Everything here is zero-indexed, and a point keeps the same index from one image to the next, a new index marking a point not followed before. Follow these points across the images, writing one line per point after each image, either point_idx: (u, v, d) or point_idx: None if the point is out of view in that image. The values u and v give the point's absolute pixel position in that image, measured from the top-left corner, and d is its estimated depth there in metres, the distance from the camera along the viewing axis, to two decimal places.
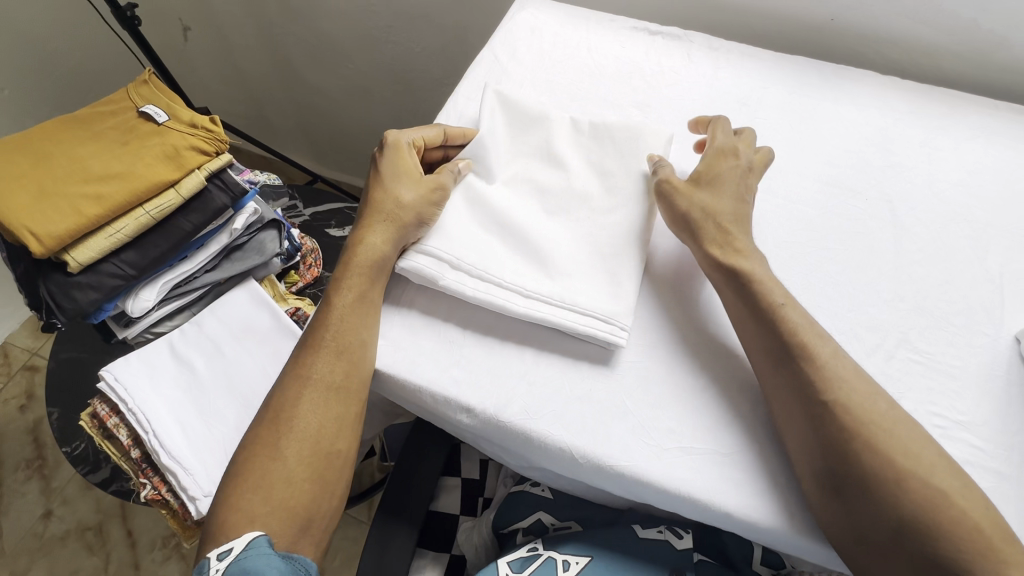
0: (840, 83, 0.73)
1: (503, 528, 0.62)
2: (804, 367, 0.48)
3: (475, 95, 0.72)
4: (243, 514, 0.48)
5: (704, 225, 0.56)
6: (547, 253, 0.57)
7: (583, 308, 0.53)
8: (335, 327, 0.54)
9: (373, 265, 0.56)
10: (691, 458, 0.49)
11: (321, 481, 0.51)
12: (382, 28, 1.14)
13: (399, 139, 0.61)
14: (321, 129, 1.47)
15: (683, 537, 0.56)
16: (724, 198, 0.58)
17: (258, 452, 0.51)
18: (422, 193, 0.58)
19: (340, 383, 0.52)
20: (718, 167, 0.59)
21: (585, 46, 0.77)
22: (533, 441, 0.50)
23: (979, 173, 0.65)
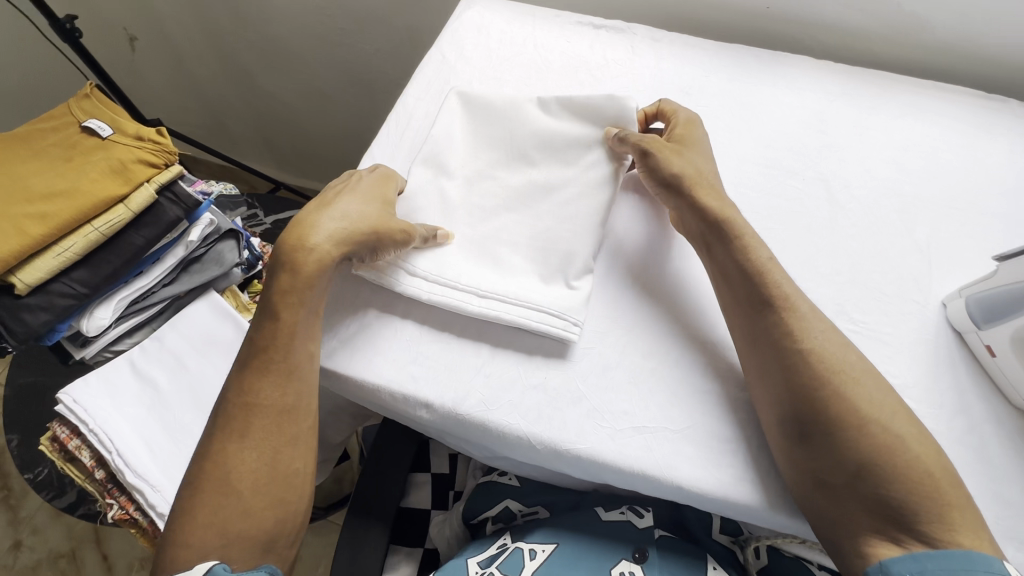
0: (778, 69, 0.76)
1: (472, 518, 0.64)
2: (779, 315, 0.50)
3: (424, 95, 0.73)
4: (201, 548, 0.47)
5: (690, 185, 0.57)
6: (504, 256, 0.58)
7: (535, 304, 0.55)
8: (280, 347, 0.52)
9: (319, 276, 0.52)
10: (644, 437, 0.50)
11: (282, 505, 0.51)
12: (333, 31, 1.14)
13: (390, 172, 0.60)
14: (281, 136, 1.45)
15: (644, 516, 0.58)
16: (699, 159, 0.60)
17: (207, 484, 0.49)
18: (389, 226, 0.54)
19: (289, 404, 0.52)
20: (687, 134, 0.62)
21: (532, 42, 0.79)
22: (490, 430, 0.51)
23: (907, 148, 0.69)
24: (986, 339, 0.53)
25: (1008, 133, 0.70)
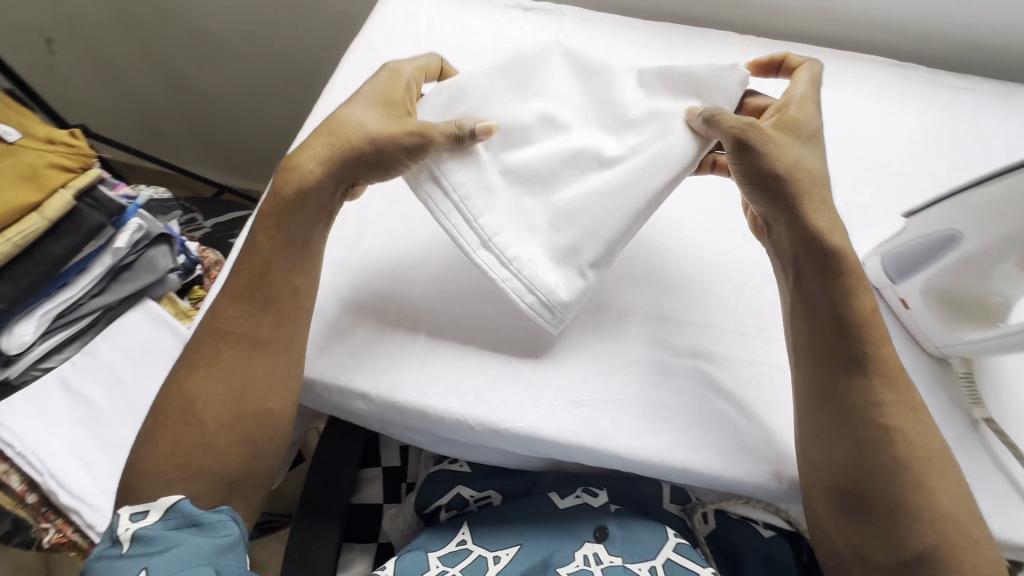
0: (704, 45, 0.77)
1: (425, 508, 0.63)
2: (878, 386, 0.46)
3: (353, 84, 0.71)
4: (160, 474, 0.47)
5: (801, 194, 0.48)
6: (533, 206, 0.53)
7: (535, 282, 0.51)
8: (260, 275, 0.50)
9: (305, 196, 0.50)
10: (582, 410, 0.50)
11: (249, 442, 0.49)
12: (266, 25, 1.11)
13: (399, 69, 0.56)
14: (221, 139, 1.40)
15: (598, 494, 0.59)
16: (815, 156, 0.50)
17: (173, 409, 0.48)
18: (391, 130, 0.50)
19: (265, 338, 0.50)
20: (805, 118, 0.52)
21: (461, 26, 0.78)
22: (426, 413, 0.51)
23: (827, 116, 0.71)
24: (899, 293, 0.55)
25: (918, 96, 0.73)
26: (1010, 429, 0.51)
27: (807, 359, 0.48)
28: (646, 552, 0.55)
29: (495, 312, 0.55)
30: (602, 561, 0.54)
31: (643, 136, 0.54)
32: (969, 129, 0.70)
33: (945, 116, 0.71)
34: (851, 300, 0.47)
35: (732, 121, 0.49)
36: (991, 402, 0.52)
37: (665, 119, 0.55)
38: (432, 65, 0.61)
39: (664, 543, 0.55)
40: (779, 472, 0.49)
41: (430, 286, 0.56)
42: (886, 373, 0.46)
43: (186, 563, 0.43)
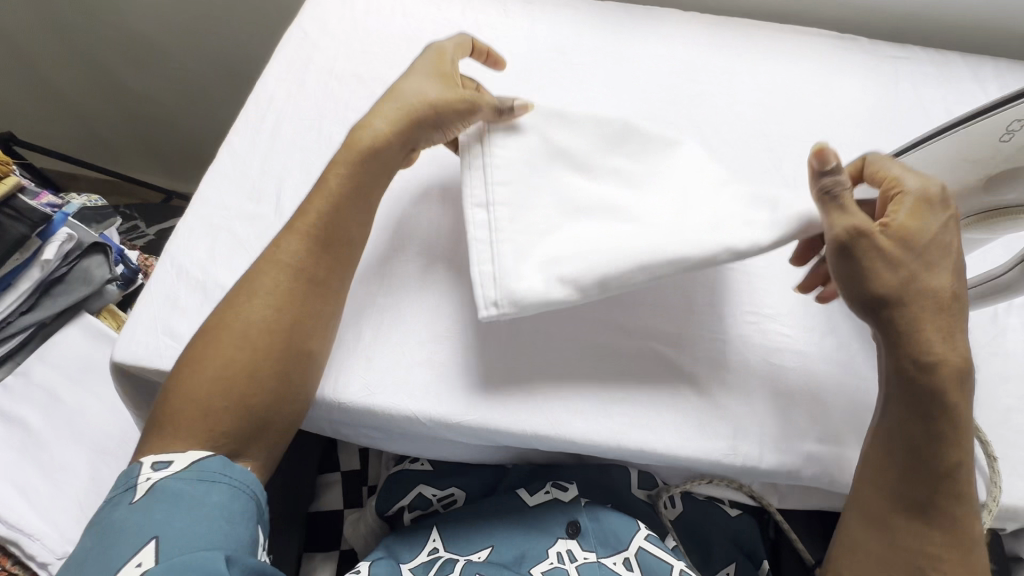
0: (650, 23, 0.76)
1: (387, 512, 0.61)
2: (939, 537, 0.44)
3: (286, 75, 0.68)
4: (195, 407, 0.44)
5: (912, 316, 0.43)
6: (556, 220, 0.50)
7: (515, 283, 0.47)
8: (326, 214, 0.50)
9: (373, 153, 0.52)
10: (534, 399, 0.49)
11: (287, 383, 0.46)
12: (202, 20, 1.06)
13: (444, 46, 0.57)
14: (163, 143, 1.31)
15: (568, 488, 0.57)
16: (941, 269, 0.44)
17: (218, 339, 0.46)
18: (451, 96, 0.53)
19: (320, 278, 0.49)
20: (928, 223, 0.43)
21: (400, 10, 0.74)
22: (372, 411, 0.49)
23: (773, 91, 0.71)
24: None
25: (859, 67, 0.73)
26: None
27: (874, 479, 0.45)
28: (617, 543, 0.54)
29: (442, 303, 0.53)
30: (577, 557, 0.53)
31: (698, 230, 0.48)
32: (908, 97, 0.71)
33: (885, 86, 0.72)
34: (945, 447, 0.44)
35: (841, 228, 0.43)
36: None
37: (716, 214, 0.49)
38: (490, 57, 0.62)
39: (635, 532, 0.54)
40: (736, 447, 0.49)
41: (371, 280, 0.54)
42: (954, 528, 0.44)
43: (196, 524, 0.40)
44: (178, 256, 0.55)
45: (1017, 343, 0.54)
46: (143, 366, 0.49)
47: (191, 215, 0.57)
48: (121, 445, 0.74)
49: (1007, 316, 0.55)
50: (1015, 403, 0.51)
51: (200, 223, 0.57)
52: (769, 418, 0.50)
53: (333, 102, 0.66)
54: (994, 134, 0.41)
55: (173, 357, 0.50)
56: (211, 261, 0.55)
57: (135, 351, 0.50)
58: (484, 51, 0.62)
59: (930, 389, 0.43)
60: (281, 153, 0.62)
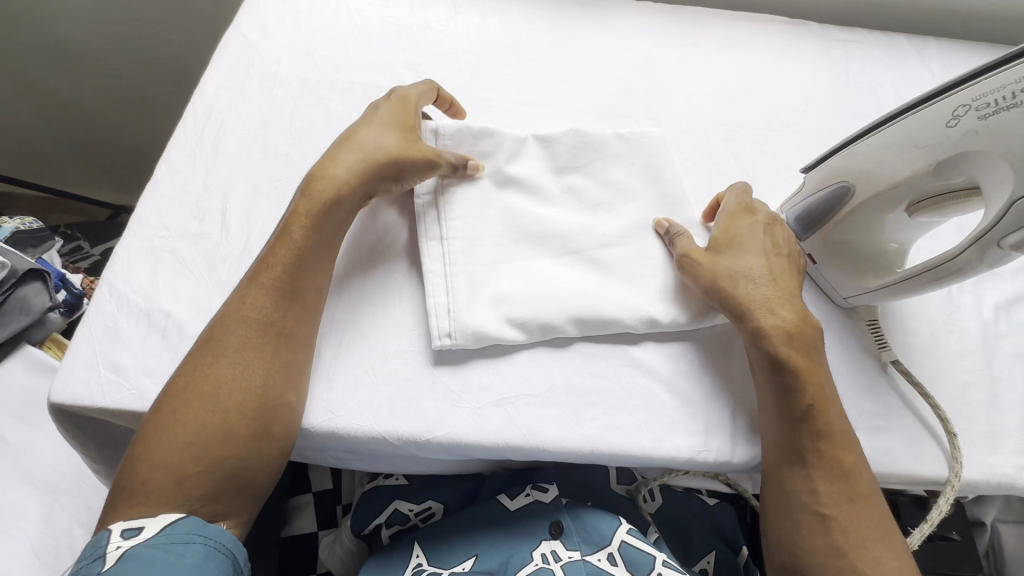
0: (603, 14, 0.75)
1: (363, 531, 0.59)
2: (816, 475, 0.45)
3: (225, 83, 0.64)
4: (165, 473, 0.41)
5: (734, 295, 0.49)
6: (509, 248, 0.53)
7: (470, 322, 0.49)
8: (294, 264, 0.48)
9: (335, 203, 0.49)
10: (504, 408, 0.48)
11: (264, 439, 0.44)
12: (134, 25, 1.00)
13: (409, 92, 0.56)
14: (88, 155, 1.21)
15: (548, 490, 0.56)
16: (754, 254, 0.51)
17: (184, 401, 0.43)
18: (408, 149, 0.51)
19: (286, 327, 0.46)
20: (735, 226, 0.53)
21: (344, 9, 0.71)
22: (336, 434, 0.47)
23: (727, 80, 0.71)
24: (806, 250, 0.55)
25: (811, 53, 0.74)
26: (916, 367, 0.53)
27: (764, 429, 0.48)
28: (600, 540, 0.53)
29: (404, 319, 0.51)
30: (562, 557, 0.51)
31: (625, 283, 0.53)
32: (859, 81, 0.72)
33: (837, 70, 0.73)
34: (794, 393, 0.46)
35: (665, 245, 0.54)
36: (897, 345, 0.53)
37: (636, 257, 0.54)
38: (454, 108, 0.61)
39: (617, 527, 0.53)
40: (709, 443, 0.49)
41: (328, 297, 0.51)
42: (829, 466, 0.45)
43: None
44: (117, 283, 0.51)
45: (971, 318, 0.55)
46: (85, 405, 0.46)
47: (129, 238, 0.53)
48: (76, 483, 0.69)
49: (960, 293, 0.56)
50: (971, 377, 0.52)
51: (139, 246, 0.53)
52: (741, 411, 0.50)
53: (277, 110, 0.63)
54: (940, 120, 0.41)
55: (118, 393, 0.47)
56: (154, 286, 0.51)
57: (74, 389, 0.47)
58: (447, 100, 0.60)
59: (765, 352, 0.47)
60: (224, 167, 0.58)
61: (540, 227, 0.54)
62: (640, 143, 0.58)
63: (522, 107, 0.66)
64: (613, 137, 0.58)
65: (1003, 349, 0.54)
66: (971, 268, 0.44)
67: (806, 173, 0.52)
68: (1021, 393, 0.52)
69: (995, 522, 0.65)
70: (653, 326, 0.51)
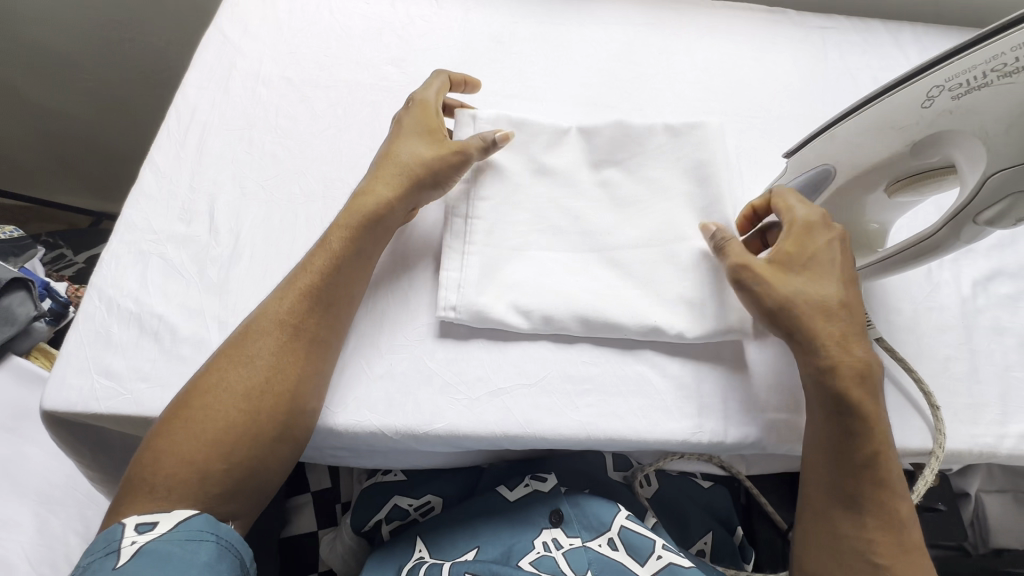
0: (585, 5, 0.75)
1: (364, 528, 0.59)
2: (872, 524, 0.44)
3: (207, 83, 0.64)
4: (189, 468, 0.40)
5: (809, 323, 0.47)
6: (507, 237, 0.53)
7: (479, 304, 0.50)
8: (331, 274, 0.47)
9: (376, 219, 0.50)
10: (501, 399, 0.49)
11: (290, 443, 0.44)
12: (109, 27, 0.98)
13: (426, 96, 0.56)
14: (59, 159, 1.17)
15: (547, 479, 0.56)
16: (831, 281, 0.48)
17: (217, 397, 0.43)
18: (441, 151, 0.52)
19: (321, 335, 0.46)
20: (812, 243, 0.49)
21: (326, 7, 0.70)
22: (334, 431, 0.47)
23: (709, 69, 0.72)
24: None
25: (790, 40, 0.75)
26: (899, 344, 0.54)
27: (815, 467, 0.47)
28: (600, 525, 0.53)
29: (416, 304, 0.52)
30: (563, 544, 0.52)
31: (613, 271, 0.53)
32: (838, 66, 0.73)
33: (816, 57, 0.74)
34: (860, 438, 0.45)
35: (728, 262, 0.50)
36: (881, 323, 0.55)
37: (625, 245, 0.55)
38: (473, 87, 0.62)
39: (616, 512, 0.53)
40: (702, 424, 0.50)
41: None
42: (887, 515, 0.44)
43: None
44: (107, 288, 0.51)
45: (950, 295, 0.57)
46: (78, 412, 0.46)
47: (116, 242, 0.53)
48: (70, 493, 0.68)
49: (940, 271, 0.58)
50: (952, 352, 0.54)
51: (127, 250, 0.53)
52: (731, 393, 0.51)
53: (262, 109, 0.62)
54: (915, 101, 0.42)
55: (111, 398, 0.46)
56: (144, 290, 0.51)
57: (67, 396, 0.46)
58: (460, 79, 0.61)
59: (836, 387, 0.45)
60: (209, 168, 0.58)
61: (550, 214, 0.55)
62: (688, 136, 0.57)
63: (507, 101, 0.66)
64: (658, 128, 0.57)
65: (982, 323, 0.56)
66: (949, 245, 0.45)
67: (788, 155, 0.52)
68: (1000, 365, 0.54)
69: (979, 493, 0.67)
70: (653, 327, 0.51)
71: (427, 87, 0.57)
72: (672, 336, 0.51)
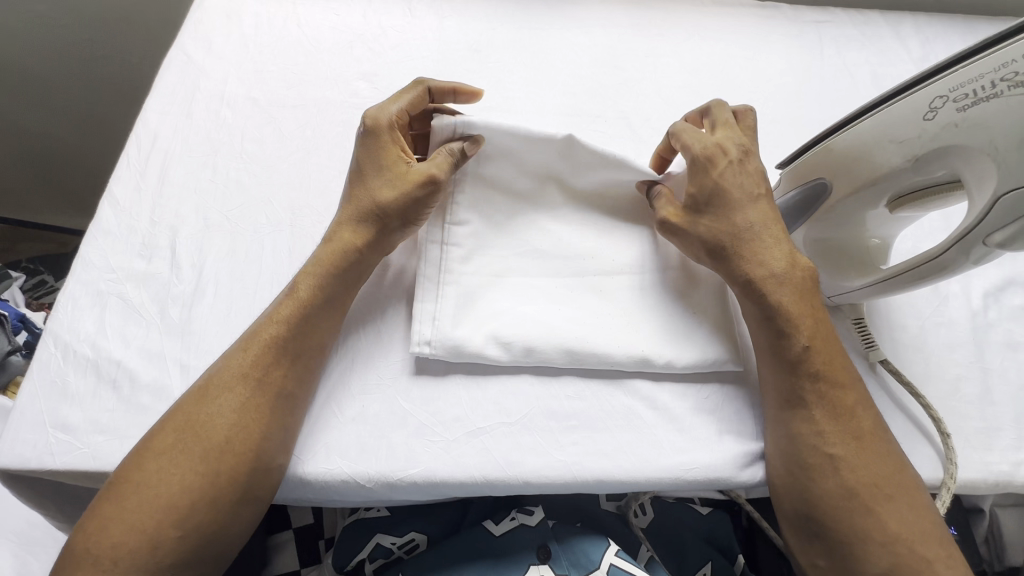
0: (567, 8, 0.71)
1: (346, 567, 0.56)
2: (819, 416, 0.43)
3: (170, 107, 0.61)
4: (140, 535, 0.38)
5: (731, 252, 0.46)
6: (482, 264, 0.50)
7: (458, 337, 0.47)
8: (298, 325, 0.45)
9: (347, 265, 0.47)
10: (480, 440, 0.46)
11: (249, 500, 0.41)
12: (80, 44, 0.95)
13: (382, 116, 0.49)
14: (32, 184, 1.13)
15: (534, 512, 0.54)
16: (743, 208, 0.47)
17: (173, 458, 0.40)
18: (403, 188, 0.47)
19: (286, 388, 0.43)
20: (709, 176, 0.48)
21: (293, 20, 0.67)
22: (304, 480, 0.44)
23: (698, 72, 0.68)
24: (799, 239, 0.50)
25: (783, 37, 0.71)
26: (905, 364, 0.51)
27: (764, 377, 0.47)
28: (589, 562, 0.51)
29: (393, 343, 0.49)
30: None
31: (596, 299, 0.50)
32: (834, 63, 0.70)
33: (812, 54, 0.70)
34: (788, 338, 0.45)
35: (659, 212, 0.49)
36: (885, 343, 0.51)
37: (603, 267, 0.51)
38: (455, 87, 0.54)
39: (605, 549, 0.51)
40: (697, 459, 0.46)
41: None
42: (831, 403, 0.44)
43: None
44: (62, 333, 0.48)
45: (959, 309, 0.53)
46: (33, 469, 0.43)
47: (72, 283, 0.50)
48: (50, 533, 0.64)
49: (947, 283, 0.55)
50: (963, 371, 0.51)
51: (84, 291, 0.50)
52: (726, 426, 0.48)
53: (226, 133, 0.59)
54: (918, 112, 0.38)
55: (68, 453, 0.44)
56: (102, 335, 0.48)
57: (21, 452, 0.44)
58: (447, 88, 0.54)
59: (755, 303, 0.46)
60: (172, 199, 0.55)
61: (528, 239, 0.51)
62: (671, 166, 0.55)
63: (485, 113, 0.63)
64: None
65: (994, 339, 0.52)
66: (957, 266, 0.42)
67: (782, 167, 0.49)
68: (1014, 384, 0.50)
69: (995, 508, 0.63)
70: (641, 359, 0.48)
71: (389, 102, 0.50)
72: (661, 368, 0.49)
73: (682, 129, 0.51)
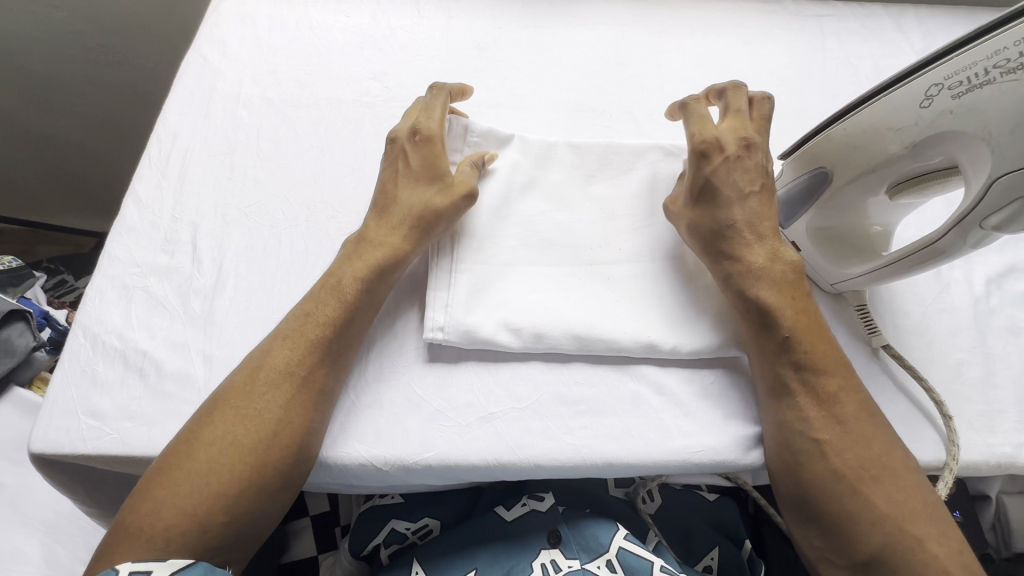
0: (572, 7, 0.72)
1: (361, 552, 0.57)
2: (802, 402, 0.45)
3: (188, 109, 0.63)
4: (192, 520, 0.40)
5: (714, 242, 0.48)
6: (494, 255, 0.52)
7: (470, 324, 0.49)
8: (343, 327, 0.46)
9: (388, 268, 0.48)
10: (492, 424, 0.47)
11: (287, 486, 0.43)
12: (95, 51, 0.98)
13: (433, 127, 0.52)
14: (48, 187, 1.15)
15: (544, 498, 0.55)
16: (731, 202, 0.48)
17: (222, 449, 0.42)
18: (446, 198, 0.50)
19: (327, 386, 0.45)
20: (702, 168, 0.49)
21: (306, 23, 0.69)
22: (322, 464, 0.46)
23: (701, 67, 0.69)
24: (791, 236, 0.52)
25: (786, 31, 0.72)
26: (907, 350, 0.52)
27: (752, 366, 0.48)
28: (598, 546, 0.52)
29: (407, 332, 0.51)
30: (562, 567, 0.51)
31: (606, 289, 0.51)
32: (836, 56, 0.71)
33: (814, 46, 0.71)
34: (770, 328, 0.46)
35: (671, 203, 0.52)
36: (887, 329, 0.52)
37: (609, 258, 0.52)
38: (461, 89, 0.58)
39: (614, 532, 0.52)
40: (704, 442, 0.47)
41: None
42: (816, 390, 0.45)
43: None
44: (91, 325, 0.50)
45: (961, 295, 0.54)
46: (65, 454, 0.45)
47: (99, 277, 0.53)
48: (76, 521, 0.66)
49: (949, 270, 0.55)
50: (965, 356, 0.52)
51: (111, 284, 0.52)
52: (731, 410, 0.49)
53: (243, 132, 0.61)
54: (914, 100, 0.39)
55: (98, 439, 0.46)
56: (128, 326, 0.50)
57: (54, 438, 0.46)
58: (457, 90, 0.57)
59: (738, 293, 0.47)
60: (192, 196, 0.57)
61: (539, 231, 0.53)
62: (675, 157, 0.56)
63: (493, 111, 0.65)
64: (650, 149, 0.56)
65: (996, 324, 0.53)
66: (956, 249, 0.43)
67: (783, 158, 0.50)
68: (1016, 367, 0.51)
69: (1001, 495, 0.63)
70: (647, 345, 0.49)
71: (430, 111, 0.53)
72: (667, 355, 0.50)
73: (695, 110, 0.52)
